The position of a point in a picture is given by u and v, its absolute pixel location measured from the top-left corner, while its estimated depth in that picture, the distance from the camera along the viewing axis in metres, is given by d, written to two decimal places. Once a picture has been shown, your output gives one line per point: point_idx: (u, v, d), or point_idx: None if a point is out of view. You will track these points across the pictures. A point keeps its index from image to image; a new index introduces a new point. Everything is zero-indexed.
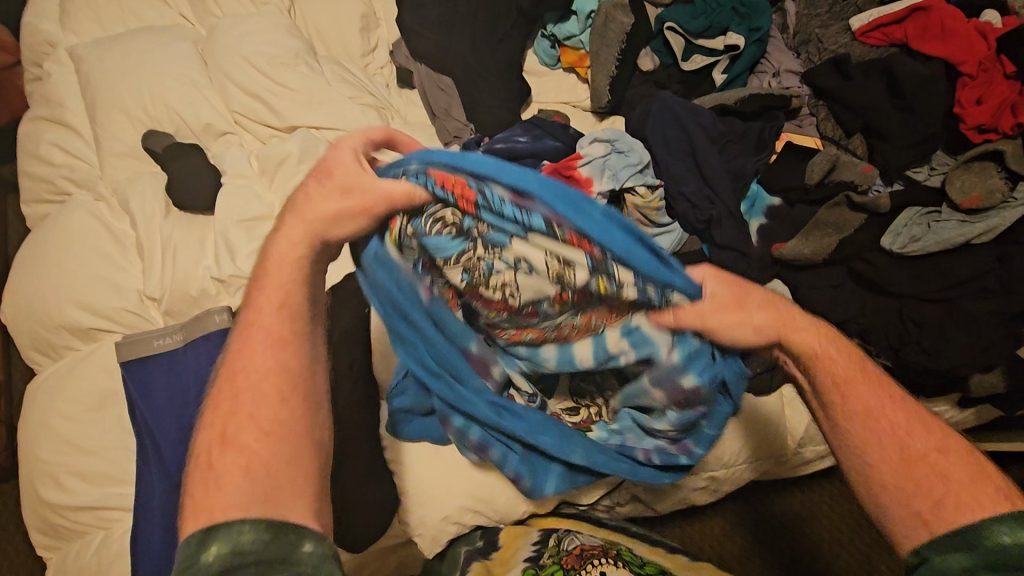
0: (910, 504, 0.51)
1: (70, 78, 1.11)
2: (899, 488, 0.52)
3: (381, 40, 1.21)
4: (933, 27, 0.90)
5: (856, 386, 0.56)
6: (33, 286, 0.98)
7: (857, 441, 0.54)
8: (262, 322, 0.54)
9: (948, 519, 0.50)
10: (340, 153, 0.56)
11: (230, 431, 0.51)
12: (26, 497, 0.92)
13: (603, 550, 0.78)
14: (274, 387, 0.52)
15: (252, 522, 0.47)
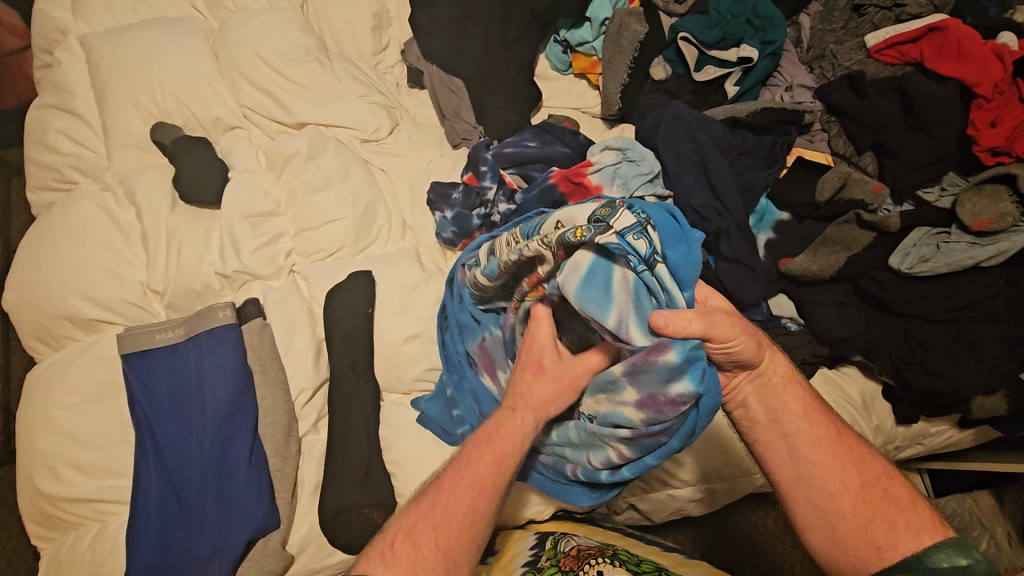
0: (861, 534, 0.61)
1: (81, 67, 1.10)
2: (854, 518, 0.61)
3: (393, 39, 1.21)
4: (950, 47, 0.90)
5: (815, 425, 0.66)
6: (35, 275, 0.98)
7: (817, 477, 0.63)
8: (484, 456, 0.65)
9: (891, 548, 0.59)
10: (539, 341, 0.72)
11: (402, 529, 0.60)
12: (23, 486, 0.91)
13: (599, 550, 0.77)
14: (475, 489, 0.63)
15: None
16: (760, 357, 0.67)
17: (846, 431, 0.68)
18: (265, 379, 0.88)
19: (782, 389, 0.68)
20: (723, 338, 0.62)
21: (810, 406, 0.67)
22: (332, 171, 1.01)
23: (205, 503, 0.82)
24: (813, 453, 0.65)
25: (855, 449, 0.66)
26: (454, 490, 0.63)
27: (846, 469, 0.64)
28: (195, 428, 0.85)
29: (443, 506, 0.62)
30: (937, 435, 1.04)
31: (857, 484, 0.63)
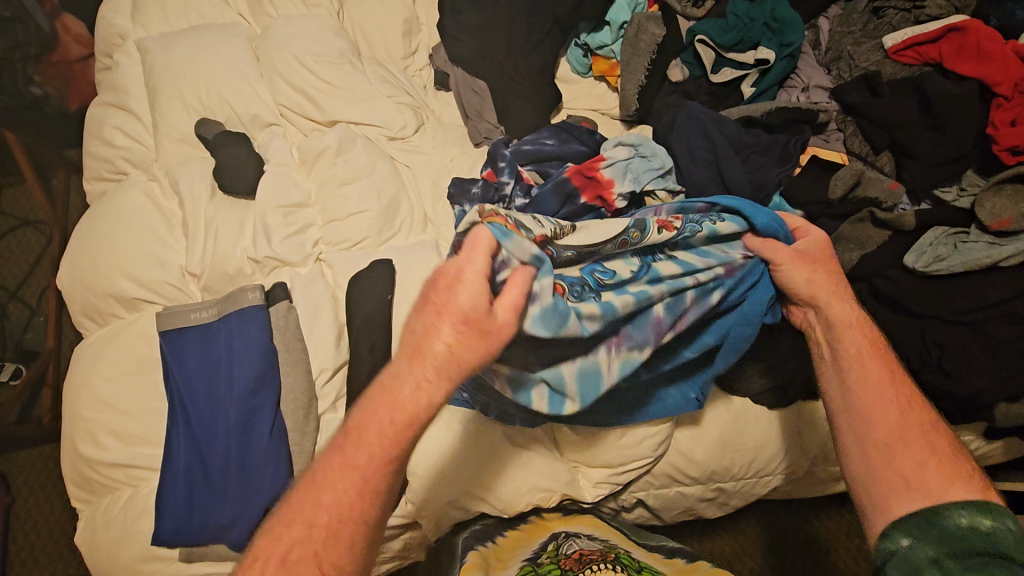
0: (895, 471, 0.62)
1: (137, 69, 1.20)
2: (889, 456, 0.63)
3: (422, 44, 1.27)
4: (969, 47, 0.90)
5: (868, 367, 0.69)
6: (87, 257, 1.06)
7: (863, 413, 0.67)
8: (367, 445, 0.56)
9: (918, 490, 0.60)
10: (463, 290, 0.57)
11: (276, 554, 0.53)
12: (67, 451, 0.98)
13: (602, 556, 0.75)
14: (360, 487, 0.56)
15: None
16: (827, 294, 0.75)
17: (907, 385, 0.69)
18: (289, 357, 0.93)
19: (846, 327, 0.72)
20: (783, 263, 0.78)
21: (869, 349, 0.70)
22: (358, 165, 1.06)
23: (228, 472, 0.87)
24: (860, 395, 0.68)
25: (905, 401, 0.67)
26: (332, 494, 0.55)
27: (892, 411, 0.66)
28: (223, 403, 0.90)
29: (315, 525, 0.54)
30: (963, 447, 1.00)
31: (899, 425, 0.65)
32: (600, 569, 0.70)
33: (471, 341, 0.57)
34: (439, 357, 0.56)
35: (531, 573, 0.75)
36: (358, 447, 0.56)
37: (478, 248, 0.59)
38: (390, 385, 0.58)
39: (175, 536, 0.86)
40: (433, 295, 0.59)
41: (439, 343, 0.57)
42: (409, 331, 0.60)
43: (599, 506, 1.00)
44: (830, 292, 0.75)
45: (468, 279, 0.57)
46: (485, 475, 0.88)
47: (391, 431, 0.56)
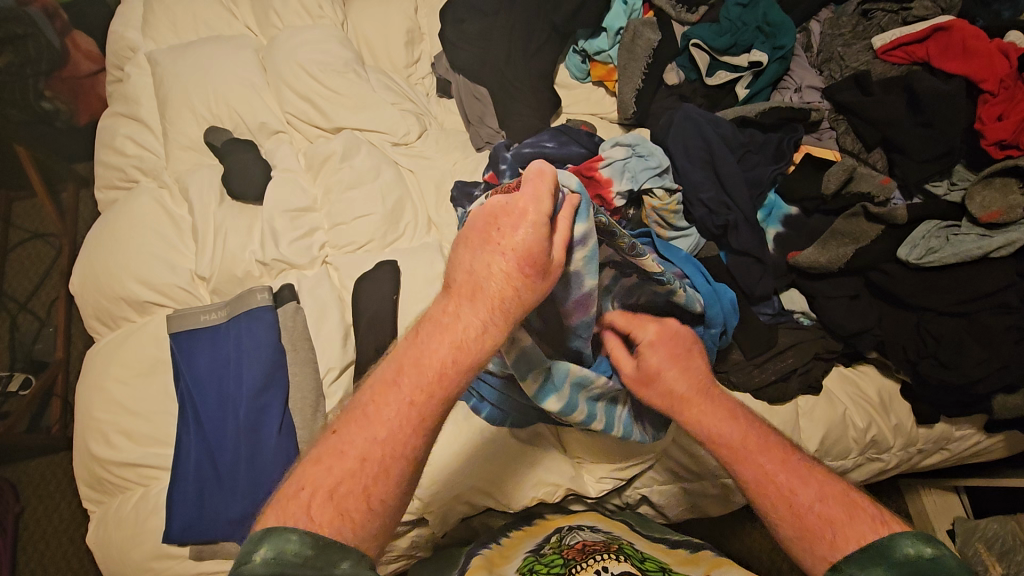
0: (796, 520, 0.55)
1: (147, 81, 1.24)
2: (800, 506, 0.56)
3: (424, 53, 1.30)
4: (955, 46, 0.93)
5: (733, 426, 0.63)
6: (99, 262, 1.08)
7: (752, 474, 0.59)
8: (426, 380, 0.54)
9: (827, 535, 0.54)
10: (524, 232, 0.55)
11: (325, 485, 0.50)
12: (79, 451, 1.00)
13: (604, 546, 0.76)
14: (416, 428, 0.53)
15: (303, 534, 0.47)
16: (652, 372, 0.68)
17: (749, 418, 0.64)
18: (297, 357, 0.95)
19: (660, 392, 0.67)
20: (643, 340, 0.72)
21: (686, 395, 0.65)
22: (363, 170, 1.09)
23: (238, 469, 0.88)
24: (730, 456, 0.61)
25: (757, 434, 0.62)
26: (387, 427, 0.53)
27: (755, 455, 0.60)
28: (233, 401, 0.92)
29: (367, 460, 0.52)
30: (963, 441, 1.01)
31: (774, 469, 0.59)
32: (603, 559, 0.70)
33: (534, 281, 0.56)
34: (500, 297, 0.55)
35: (535, 563, 0.76)
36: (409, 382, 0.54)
37: (542, 183, 0.56)
38: (445, 320, 0.56)
39: (186, 533, 0.87)
40: (487, 233, 0.57)
41: (504, 286, 0.55)
42: (466, 269, 0.57)
43: (603, 501, 1.00)
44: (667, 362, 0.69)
45: (534, 221, 0.55)
46: (488, 470, 0.90)
47: (441, 368, 0.55)
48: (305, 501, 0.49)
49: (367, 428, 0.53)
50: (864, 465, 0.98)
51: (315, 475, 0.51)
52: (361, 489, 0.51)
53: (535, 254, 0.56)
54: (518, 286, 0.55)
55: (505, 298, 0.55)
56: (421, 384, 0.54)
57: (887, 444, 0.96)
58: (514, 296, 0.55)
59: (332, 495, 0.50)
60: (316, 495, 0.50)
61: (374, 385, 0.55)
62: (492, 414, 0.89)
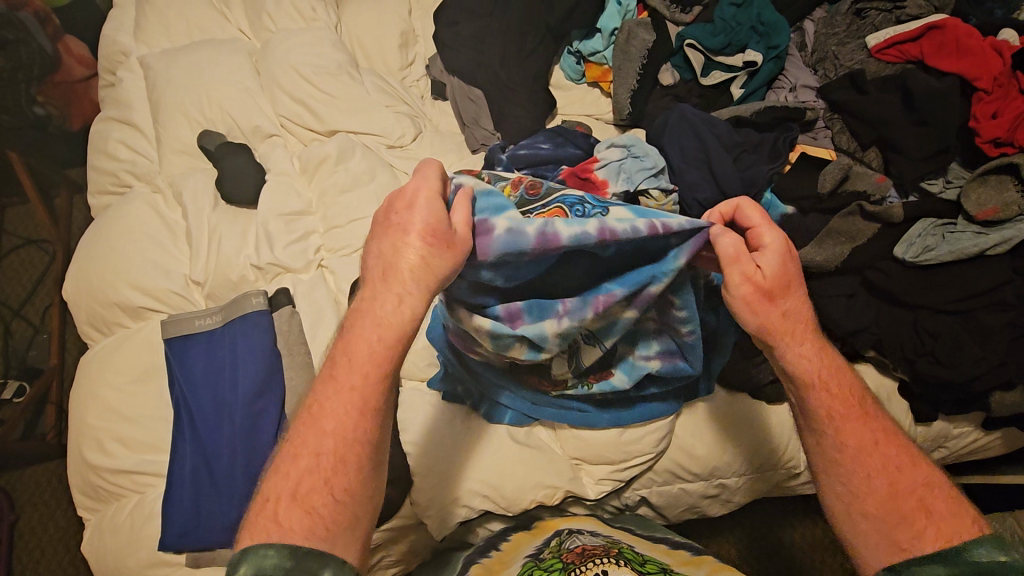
0: (883, 504, 0.55)
1: (140, 85, 1.23)
2: (886, 507, 0.55)
3: (418, 55, 1.30)
4: (949, 44, 0.94)
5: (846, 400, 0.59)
6: (92, 268, 1.07)
7: (843, 446, 0.58)
8: (358, 363, 0.55)
9: (913, 523, 0.54)
10: (418, 207, 0.56)
11: (287, 490, 0.52)
12: (73, 459, 0.99)
13: (604, 550, 0.75)
14: (360, 410, 0.54)
15: (279, 548, 0.48)
16: (774, 289, 0.59)
17: (856, 382, 0.61)
18: (293, 361, 0.94)
19: (776, 313, 0.60)
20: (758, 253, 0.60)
21: (800, 325, 0.60)
22: (359, 172, 1.08)
23: (234, 474, 0.87)
24: (829, 414, 0.59)
25: (861, 401, 0.60)
26: (335, 420, 0.53)
27: (856, 422, 0.58)
28: (228, 406, 0.92)
29: (321, 456, 0.52)
30: (961, 438, 1.01)
31: (874, 444, 0.58)
32: (602, 563, 0.70)
33: (437, 249, 0.55)
34: (412, 270, 0.55)
35: (534, 568, 0.75)
36: (347, 371, 0.55)
37: (428, 171, 0.58)
38: (366, 305, 0.57)
39: (180, 541, 0.86)
40: (388, 219, 0.58)
41: (409, 257, 0.55)
42: (375, 256, 0.57)
43: (601, 505, 1.00)
44: (790, 290, 0.60)
45: (422, 196, 0.56)
46: (487, 473, 0.90)
47: (369, 349, 0.55)
48: (274, 510, 0.51)
49: (317, 425, 0.54)
50: None
51: (277, 482, 0.52)
52: (324, 482, 0.52)
53: (430, 222, 0.55)
54: (418, 255, 0.55)
55: (411, 269, 0.55)
56: (356, 370, 0.55)
57: None
58: (418, 263, 0.55)
59: (297, 496, 0.51)
60: (284, 500, 0.51)
61: (314, 386, 0.56)
62: (492, 411, 0.90)
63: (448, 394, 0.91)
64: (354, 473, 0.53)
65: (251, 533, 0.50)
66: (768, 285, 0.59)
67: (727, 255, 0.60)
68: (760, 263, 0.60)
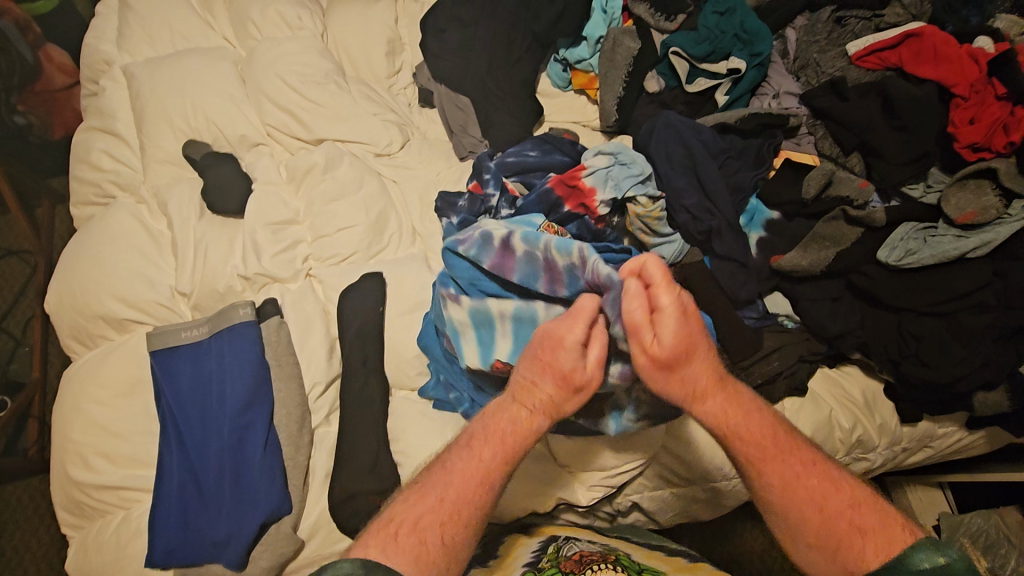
0: (820, 534, 0.59)
1: (123, 95, 1.22)
2: (826, 534, 0.58)
3: (405, 63, 1.30)
4: (926, 52, 0.96)
5: (762, 439, 0.64)
6: (75, 281, 1.06)
7: (770, 486, 0.62)
8: (484, 451, 0.64)
9: (850, 546, 0.57)
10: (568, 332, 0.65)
11: (409, 519, 0.60)
12: (57, 476, 0.97)
13: (602, 556, 0.76)
14: (478, 473, 0.63)
15: (353, 560, 0.53)
16: (671, 360, 0.63)
17: (767, 420, 0.66)
18: (282, 372, 0.93)
19: (675, 381, 0.64)
20: (658, 319, 0.63)
21: (703, 385, 0.65)
22: (346, 181, 1.08)
23: (222, 487, 0.87)
24: (751, 459, 0.63)
25: (776, 437, 0.64)
26: (457, 478, 0.63)
27: (775, 461, 0.62)
28: (215, 419, 0.90)
29: (442, 499, 0.62)
30: (946, 438, 1.03)
31: (797, 479, 0.61)
32: (601, 569, 0.70)
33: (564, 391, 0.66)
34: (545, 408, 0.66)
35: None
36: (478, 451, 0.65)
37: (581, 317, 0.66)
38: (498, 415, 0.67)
39: (168, 557, 0.85)
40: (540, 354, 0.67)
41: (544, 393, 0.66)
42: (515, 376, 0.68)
43: (595, 510, 1.00)
44: (692, 354, 0.64)
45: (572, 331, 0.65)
46: None
47: (501, 443, 0.65)
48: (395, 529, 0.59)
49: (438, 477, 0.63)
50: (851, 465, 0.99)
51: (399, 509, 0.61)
52: (437, 516, 0.61)
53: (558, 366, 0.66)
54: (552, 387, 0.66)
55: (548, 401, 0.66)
56: (488, 455, 0.64)
57: (872, 443, 0.97)
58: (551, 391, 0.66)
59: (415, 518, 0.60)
60: (404, 526, 0.60)
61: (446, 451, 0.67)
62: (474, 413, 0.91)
63: (438, 402, 0.95)
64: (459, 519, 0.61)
65: (363, 549, 0.58)
66: (665, 359, 0.63)
67: (632, 324, 0.63)
68: (656, 332, 0.63)
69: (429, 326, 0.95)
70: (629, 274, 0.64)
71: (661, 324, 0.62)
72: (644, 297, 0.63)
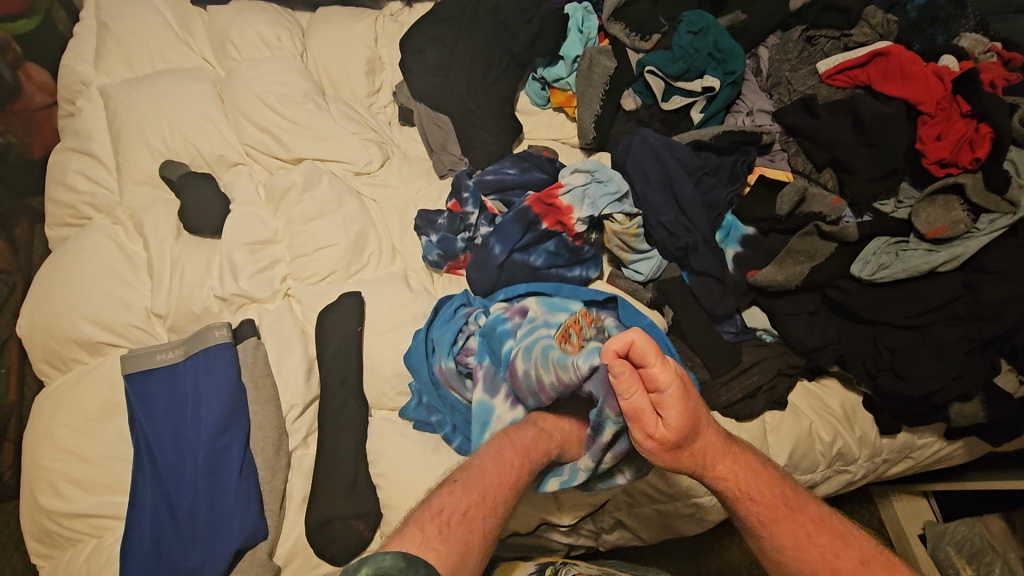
0: None
1: (100, 115, 1.21)
2: None
3: (385, 82, 1.31)
4: (893, 70, 0.99)
5: (772, 501, 0.66)
6: (48, 304, 1.04)
7: (777, 547, 0.65)
8: (506, 460, 0.72)
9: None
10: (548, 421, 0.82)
11: (456, 509, 0.64)
12: (27, 505, 0.95)
13: None
14: (508, 476, 0.70)
15: (393, 554, 0.54)
16: (680, 438, 0.63)
17: (776, 481, 0.69)
18: (258, 395, 0.92)
19: (685, 455, 0.65)
20: (664, 400, 0.62)
21: (713, 454, 0.66)
22: (326, 201, 1.07)
23: (197, 514, 0.85)
24: (761, 519, 0.66)
25: (785, 499, 0.67)
26: (492, 475, 0.69)
27: (785, 523, 0.65)
28: (190, 443, 0.89)
29: (483, 492, 0.67)
30: (925, 449, 1.03)
31: (808, 539, 0.64)
32: None
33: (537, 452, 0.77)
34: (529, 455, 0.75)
35: None
36: (502, 460, 0.72)
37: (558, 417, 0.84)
38: (507, 441, 0.75)
39: None
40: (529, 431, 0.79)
41: (530, 442, 0.77)
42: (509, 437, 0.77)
43: (577, 528, 0.99)
44: (701, 426, 0.65)
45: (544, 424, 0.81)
46: None
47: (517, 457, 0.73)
48: (442, 516, 0.62)
49: (474, 473, 0.69)
50: (832, 478, 1.00)
51: (444, 498, 0.65)
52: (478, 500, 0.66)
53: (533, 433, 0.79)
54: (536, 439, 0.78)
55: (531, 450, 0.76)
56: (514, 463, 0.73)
57: (853, 456, 0.97)
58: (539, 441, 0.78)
59: (461, 509, 0.64)
60: (450, 515, 0.63)
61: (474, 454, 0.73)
62: (464, 445, 0.90)
63: (419, 424, 0.94)
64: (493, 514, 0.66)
65: (418, 535, 0.59)
66: (673, 439, 0.63)
67: (635, 413, 0.63)
68: (663, 413, 0.62)
69: (425, 336, 0.93)
70: (617, 360, 0.61)
71: (664, 407, 0.62)
72: (638, 379, 0.62)
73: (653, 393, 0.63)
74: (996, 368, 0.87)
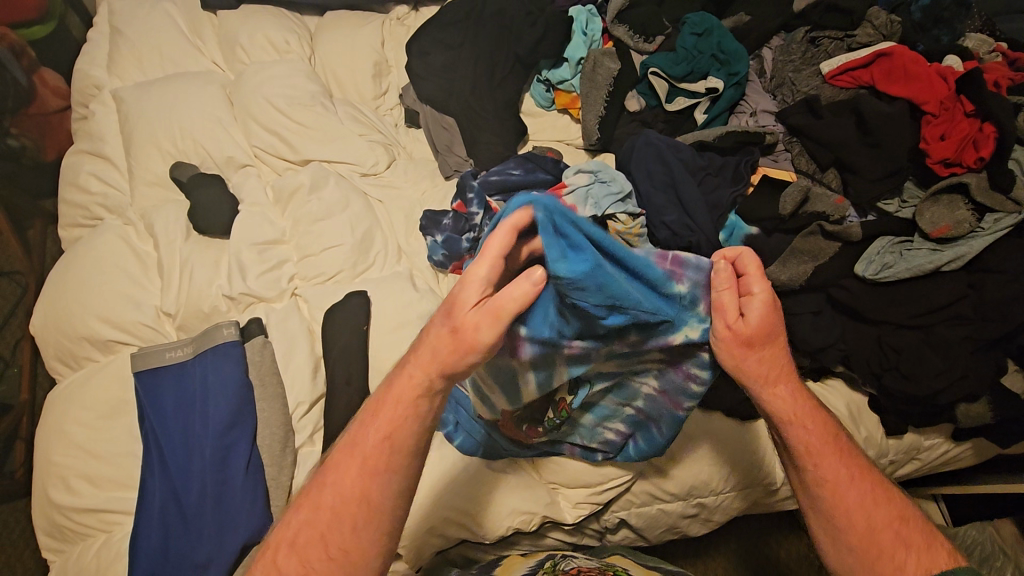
0: (862, 539, 0.61)
1: (112, 118, 1.23)
2: (868, 545, 0.61)
3: (392, 85, 1.32)
4: (897, 71, 0.99)
5: (821, 437, 0.64)
6: (60, 304, 1.06)
7: (816, 486, 0.63)
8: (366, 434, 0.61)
9: (893, 555, 0.60)
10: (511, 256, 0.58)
11: (288, 539, 0.60)
12: (38, 501, 0.96)
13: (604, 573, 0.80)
14: (361, 467, 0.60)
15: None
16: (752, 339, 0.62)
17: (829, 421, 0.66)
18: (265, 393, 0.93)
19: (750, 361, 0.63)
20: (754, 303, 0.62)
21: (778, 372, 0.64)
22: (333, 202, 1.09)
23: (204, 509, 0.86)
24: (807, 451, 0.64)
25: (835, 438, 0.65)
26: (341, 476, 0.60)
27: (830, 458, 0.63)
28: (197, 439, 0.90)
29: (323, 507, 0.60)
30: (933, 450, 1.02)
31: (849, 480, 0.63)
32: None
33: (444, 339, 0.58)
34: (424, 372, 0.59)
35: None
36: (363, 438, 0.61)
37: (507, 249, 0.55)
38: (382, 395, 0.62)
39: None
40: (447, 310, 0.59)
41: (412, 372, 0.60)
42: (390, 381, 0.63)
43: (582, 526, 0.99)
44: (775, 340, 0.63)
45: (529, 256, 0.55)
46: (471, 499, 0.88)
47: (380, 429, 0.60)
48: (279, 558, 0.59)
49: (319, 489, 0.61)
50: None
51: (280, 530, 0.61)
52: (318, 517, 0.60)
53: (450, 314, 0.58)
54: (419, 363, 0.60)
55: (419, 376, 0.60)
56: (375, 433, 0.60)
57: None
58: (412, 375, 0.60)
59: (294, 541, 0.59)
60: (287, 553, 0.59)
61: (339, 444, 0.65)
62: (465, 442, 0.88)
63: None
64: (352, 525, 0.59)
65: None
66: (750, 338, 0.62)
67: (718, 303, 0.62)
68: (746, 315, 0.62)
69: None
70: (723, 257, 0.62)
71: (752, 304, 0.61)
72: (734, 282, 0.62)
73: (743, 295, 0.63)
74: (1002, 369, 0.87)
